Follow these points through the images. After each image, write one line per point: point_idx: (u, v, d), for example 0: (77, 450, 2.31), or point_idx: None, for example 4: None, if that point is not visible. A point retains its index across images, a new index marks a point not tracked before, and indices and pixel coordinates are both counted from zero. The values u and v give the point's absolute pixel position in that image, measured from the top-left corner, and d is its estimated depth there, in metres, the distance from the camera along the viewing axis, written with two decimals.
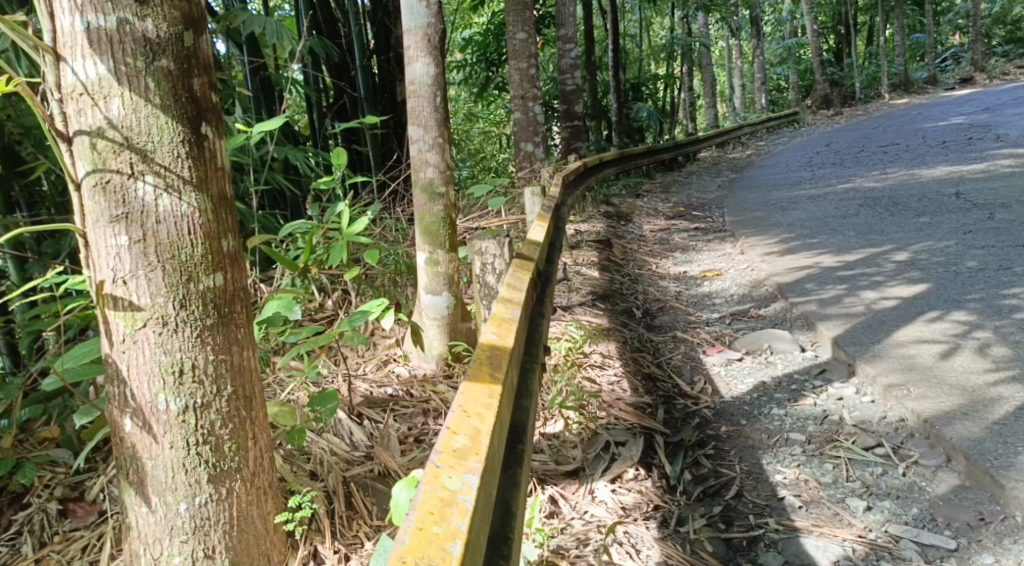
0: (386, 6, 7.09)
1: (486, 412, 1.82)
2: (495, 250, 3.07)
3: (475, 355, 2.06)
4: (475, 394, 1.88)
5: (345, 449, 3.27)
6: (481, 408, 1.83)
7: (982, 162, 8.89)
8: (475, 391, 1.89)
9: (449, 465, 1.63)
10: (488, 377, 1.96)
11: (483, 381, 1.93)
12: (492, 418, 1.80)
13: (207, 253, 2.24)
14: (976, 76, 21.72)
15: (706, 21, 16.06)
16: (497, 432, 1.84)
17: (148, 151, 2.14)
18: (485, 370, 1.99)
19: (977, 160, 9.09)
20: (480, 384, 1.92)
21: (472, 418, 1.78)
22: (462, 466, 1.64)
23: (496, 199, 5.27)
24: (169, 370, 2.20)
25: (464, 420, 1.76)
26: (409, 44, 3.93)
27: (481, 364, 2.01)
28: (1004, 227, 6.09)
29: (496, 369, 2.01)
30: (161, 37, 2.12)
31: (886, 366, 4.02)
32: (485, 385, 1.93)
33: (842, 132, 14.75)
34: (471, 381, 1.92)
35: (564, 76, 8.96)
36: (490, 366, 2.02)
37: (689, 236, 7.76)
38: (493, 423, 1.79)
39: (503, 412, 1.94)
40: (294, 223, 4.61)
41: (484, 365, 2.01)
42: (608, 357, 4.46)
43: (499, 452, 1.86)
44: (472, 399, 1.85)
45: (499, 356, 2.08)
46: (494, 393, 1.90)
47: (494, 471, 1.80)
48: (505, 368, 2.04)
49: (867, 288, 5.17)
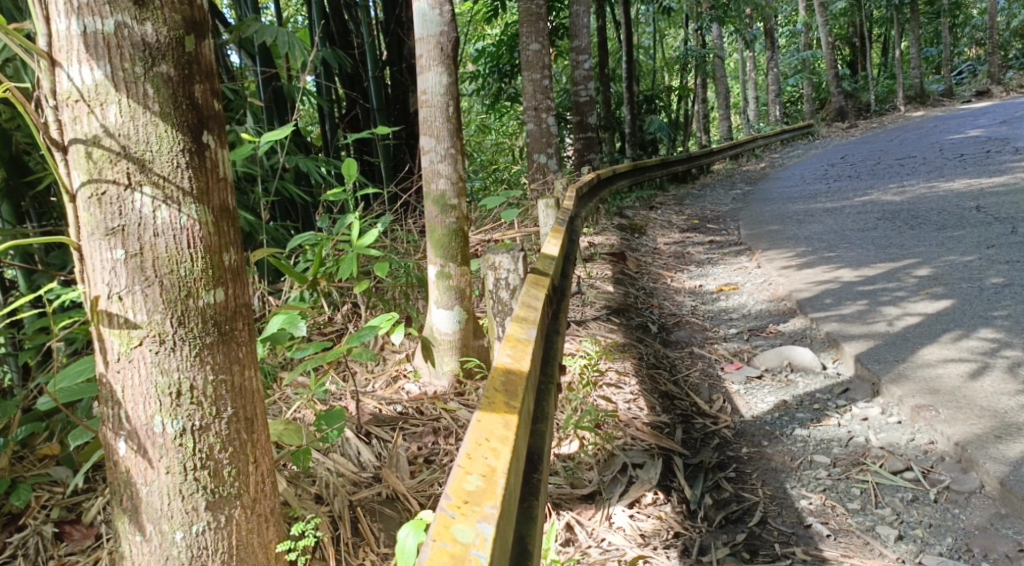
0: (399, 18, 7.01)
1: (502, 448, 1.70)
2: (509, 265, 2.91)
3: (489, 380, 1.94)
4: (490, 427, 1.76)
5: (352, 470, 3.17)
6: (497, 442, 1.71)
7: (1001, 175, 8.72)
8: (490, 423, 1.77)
9: (461, 512, 1.51)
10: (504, 407, 1.84)
11: (498, 411, 1.82)
12: (507, 455, 1.68)
13: (207, 268, 2.13)
14: (992, 89, 21.50)
15: (720, 33, 15.94)
16: (513, 469, 1.72)
17: (146, 159, 2.04)
18: (500, 398, 1.87)
19: (995, 172, 8.94)
20: (495, 414, 1.80)
21: (486, 456, 1.66)
22: (475, 513, 1.52)
23: (509, 211, 5.16)
24: (165, 392, 2.09)
25: (477, 458, 1.64)
26: (421, 53, 3.84)
27: (496, 392, 1.89)
28: None
29: (511, 398, 1.89)
30: (161, 41, 2.03)
31: (913, 385, 3.88)
32: (500, 415, 1.81)
33: (858, 144, 14.60)
34: (486, 412, 1.80)
35: (578, 87, 8.86)
36: (505, 393, 1.90)
37: (704, 249, 7.63)
38: (509, 461, 1.67)
39: (519, 444, 1.82)
40: (303, 235, 4.52)
41: (498, 393, 1.89)
42: (624, 374, 4.33)
43: (515, 490, 1.75)
44: (487, 433, 1.73)
45: (514, 382, 1.97)
46: (510, 425, 1.78)
47: (512, 513, 1.69)
48: (521, 396, 1.92)
49: (888, 303, 5.04)
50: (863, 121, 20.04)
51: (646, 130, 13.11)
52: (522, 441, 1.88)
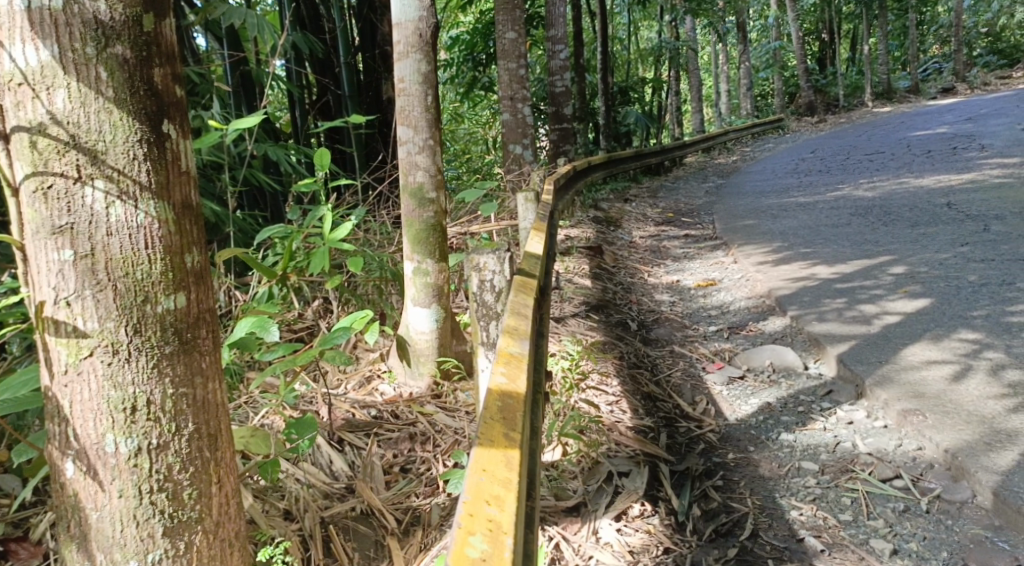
0: (373, 3, 6.80)
1: (506, 496, 1.53)
2: (495, 266, 2.73)
3: (485, 406, 1.79)
4: (491, 468, 1.59)
5: (324, 481, 3.00)
6: (499, 488, 1.54)
7: (970, 172, 8.71)
8: (491, 462, 1.61)
9: None
10: (503, 440, 1.69)
11: (498, 446, 1.66)
12: (512, 505, 1.51)
13: (166, 271, 1.94)
14: (957, 86, 21.66)
15: (694, 25, 15.86)
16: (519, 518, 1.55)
17: (98, 151, 1.85)
18: (498, 430, 1.72)
19: (963, 169, 8.92)
20: (495, 451, 1.64)
21: (490, 508, 1.49)
22: None
23: (487, 205, 4.98)
24: (119, 407, 1.91)
25: (479, 513, 1.47)
26: (399, 39, 3.65)
27: (493, 423, 1.74)
28: (1001, 240, 5.89)
29: (510, 428, 1.74)
30: (116, 20, 1.83)
31: (898, 388, 3.76)
32: (499, 451, 1.65)
33: (828, 138, 14.60)
34: (484, 448, 1.64)
35: (553, 77, 8.68)
36: (503, 423, 1.75)
37: (681, 244, 7.53)
38: (514, 513, 1.50)
39: (521, 483, 1.66)
40: (272, 227, 4.32)
41: (495, 423, 1.74)
42: (605, 375, 4.19)
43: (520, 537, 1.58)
44: (489, 476, 1.57)
45: (511, 408, 1.82)
46: (511, 465, 1.62)
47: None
48: (520, 425, 1.77)
49: (866, 301, 4.95)
50: (832, 116, 20.10)
51: (621, 121, 12.98)
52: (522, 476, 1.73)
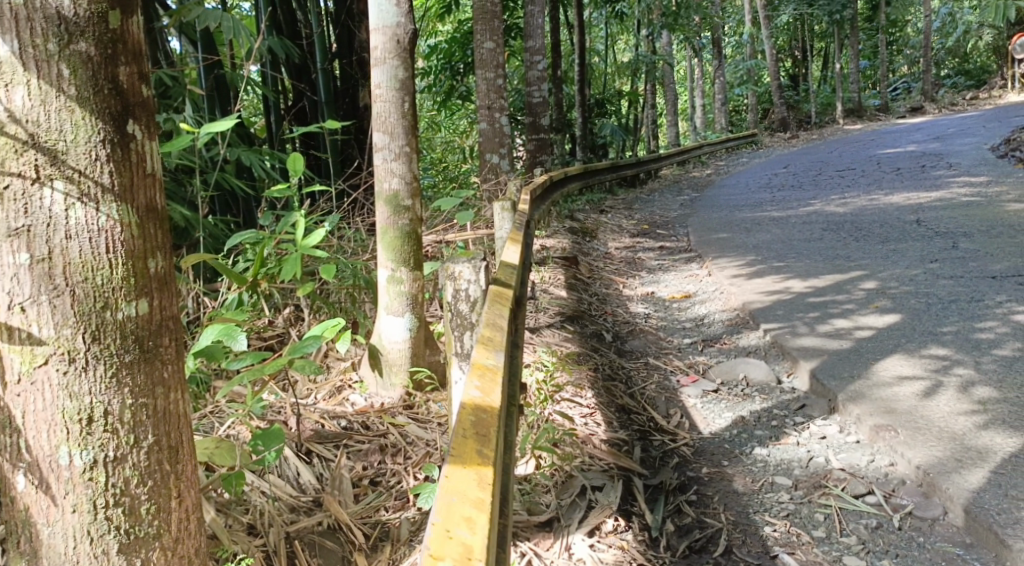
0: (350, 9, 6.75)
1: (478, 517, 1.48)
2: (470, 275, 2.68)
3: (458, 421, 1.75)
4: (462, 487, 1.54)
5: (291, 494, 2.92)
6: (471, 509, 1.49)
7: (938, 190, 8.80)
8: (462, 481, 1.55)
9: None
10: (476, 458, 1.64)
11: (470, 463, 1.61)
12: (484, 526, 1.45)
13: (128, 276, 1.87)
14: (926, 105, 21.97)
15: (669, 40, 15.98)
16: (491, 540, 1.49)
17: (58, 150, 1.78)
18: (471, 446, 1.66)
19: (931, 187, 9.02)
20: (467, 468, 1.59)
21: (460, 530, 1.43)
22: None
23: (463, 214, 4.93)
24: (74, 418, 1.83)
25: (450, 536, 1.41)
26: (376, 44, 3.60)
27: (465, 439, 1.69)
28: (969, 257, 5.93)
29: (483, 445, 1.69)
30: (80, 16, 1.77)
31: (870, 404, 3.75)
32: (472, 469, 1.60)
33: (800, 154, 14.74)
34: (456, 466, 1.59)
35: (531, 88, 8.66)
36: (477, 439, 1.70)
37: (655, 255, 7.53)
38: (486, 534, 1.44)
39: (494, 502, 1.61)
40: (243, 233, 4.24)
41: (468, 440, 1.69)
42: (579, 388, 4.14)
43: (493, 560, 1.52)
44: (460, 496, 1.51)
45: (485, 422, 1.78)
46: (484, 484, 1.57)
47: None
48: (494, 442, 1.72)
49: (838, 316, 4.95)
50: (804, 132, 20.31)
51: (598, 133, 13.00)
52: (496, 494, 1.67)
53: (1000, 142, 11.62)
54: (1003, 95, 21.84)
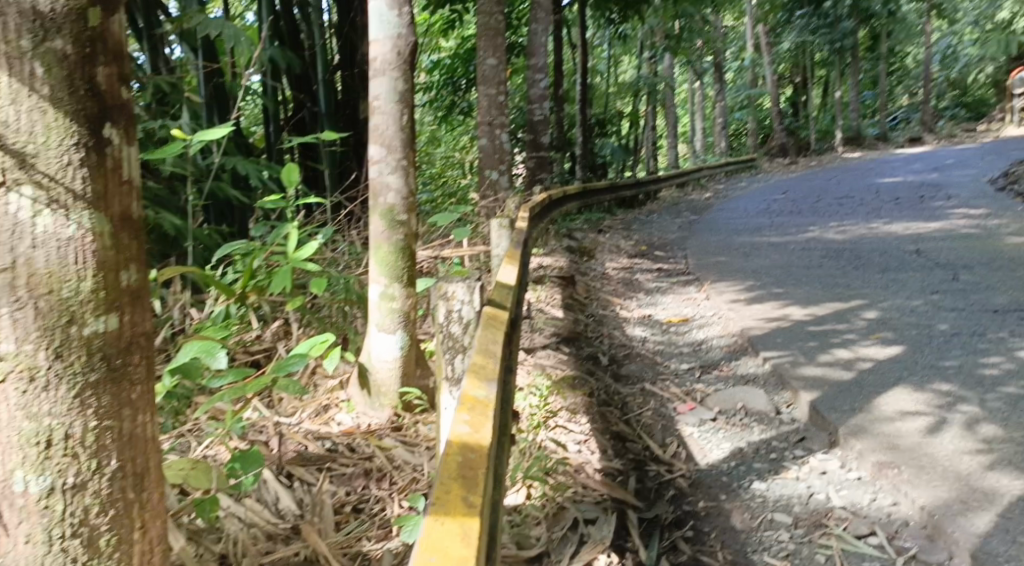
0: (354, 21, 6.68)
1: None
2: (464, 296, 2.57)
3: (443, 463, 1.64)
4: (445, 543, 1.40)
5: (269, 521, 2.80)
6: None
7: (938, 220, 8.72)
8: (445, 535, 1.43)
9: None
10: (461, 507, 1.51)
11: (454, 515, 1.48)
12: None
13: (97, 289, 1.76)
14: (926, 136, 21.98)
15: (671, 63, 15.99)
16: None
17: (27, 153, 1.67)
18: (456, 493, 1.55)
19: (931, 218, 8.94)
20: (451, 520, 1.46)
21: None
22: None
23: (459, 229, 4.82)
24: (32, 441, 1.71)
25: None
26: (376, 56, 3.50)
27: (450, 485, 1.57)
28: (971, 290, 5.83)
29: (470, 491, 1.57)
30: (57, 12, 1.66)
31: (873, 440, 3.63)
32: (456, 520, 1.47)
33: (799, 180, 14.69)
34: (439, 518, 1.47)
35: (532, 105, 8.57)
36: (463, 483, 1.59)
37: (653, 277, 7.43)
38: None
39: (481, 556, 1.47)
40: (233, 244, 4.13)
41: (454, 485, 1.57)
42: (574, 412, 4.03)
43: None
44: (441, 553, 1.38)
45: (472, 463, 1.67)
46: (468, 539, 1.43)
47: None
48: (481, 487, 1.60)
49: (839, 346, 4.83)
50: (804, 159, 20.28)
51: (598, 153, 12.93)
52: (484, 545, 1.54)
53: (1000, 175, 11.56)
54: (1001, 128, 21.93)
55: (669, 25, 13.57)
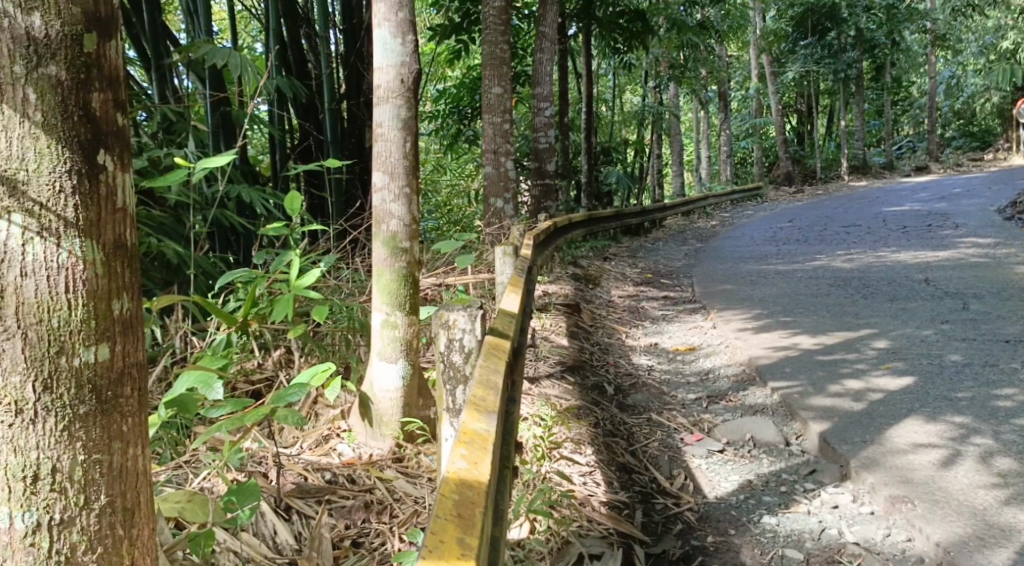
0: (360, 51, 6.71)
1: None
2: (465, 324, 2.51)
3: (438, 502, 1.59)
4: None
5: (267, 556, 2.73)
6: None
7: (947, 249, 8.65)
8: None
9: None
10: (456, 550, 1.47)
11: (449, 558, 1.43)
12: None
13: (88, 319, 1.72)
14: (932, 165, 21.96)
15: (676, 92, 16.05)
16: None
17: (18, 180, 1.65)
18: (451, 534, 1.50)
19: (939, 247, 8.87)
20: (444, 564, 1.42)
21: None
22: None
23: (463, 257, 4.77)
24: (18, 475, 1.68)
25: None
26: (380, 83, 3.49)
27: (445, 525, 1.53)
28: (982, 320, 5.75)
29: (465, 531, 1.52)
30: (51, 37, 1.65)
31: (885, 473, 3.55)
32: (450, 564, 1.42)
33: (805, 208, 14.66)
34: (432, 562, 1.42)
35: (537, 133, 8.55)
36: (458, 523, 1.54)
37: (659, 305, 7.37)
38: None
39: None
40: (235, 271, 4.09)
41: (450, 525, 1.52)
42: (579, 443, 3.96)
43: None
44: None
45: (469, 501, 1.62)
46: None
47: None
48: (478, 527, 1.55)
49: (849, 376, 4.76)
50: (810, 187, 20.25)
51: (603, 181, 12.93)
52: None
53: (1008, 204, 11.51)
54: (1008, 157, 21.89)
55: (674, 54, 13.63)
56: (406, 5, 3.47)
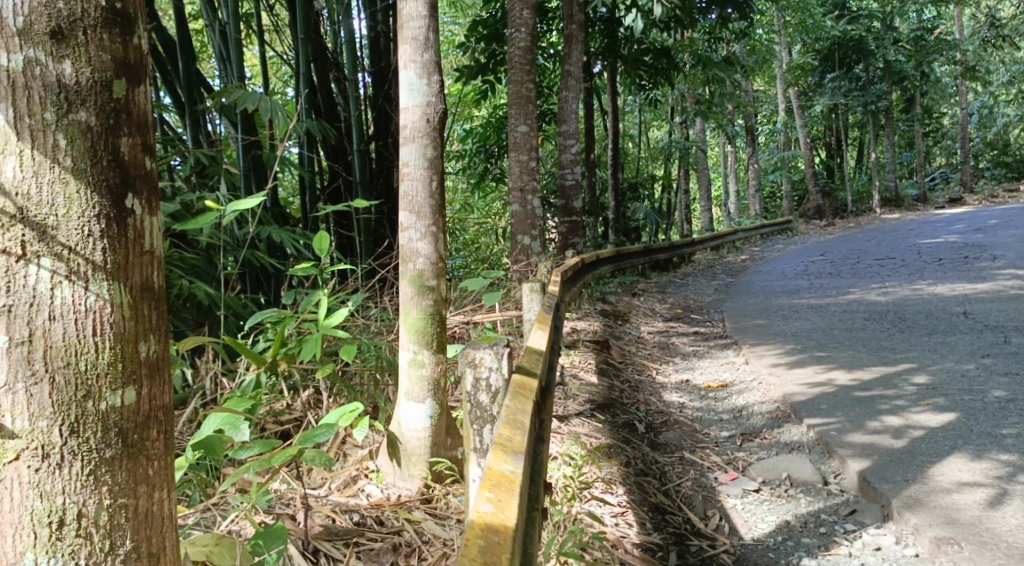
0: (388, 94, 6.80)
1: None
2: (491, 362, 2.48)
3: (464, 547, 1.58)
4: None
5: None
6: None
7: (985, 281, 8.48)
8: None
9: None
10: None
11: None
12: None
13: (115, 362, 1.73)
14: (967, 197, 21.65)
15: (703, 127, 16.03)
16: None
17: (48, 225, 1.67)
18: None
19: (977, 279, 8.70)
20: None
21: None
22: None
23: (491, 295, 4.75)
24: (44, 521, 1.67)
25: None
26: (406, 123, 3.52)
27: None
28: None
29: None
30: (82, 84, 1.68)
31: (929, 513, 3.44)
32: None
33: (837, 242, 14.49)
34: None
35: (564, 171, 8.55)
36: None
37: (690, 341, 7.28)
38: None
39: None
40: (264, 312, 4.10)
41: None
42: (610, 483, 3.89)
43: None
44: None
45: (496, 546, 1.60)
46: None
47: None
48: None
49: (888, 413, 4.64)
50: (841, 220, 20.04)
51: (631, 216, 12.90)
52: None
53: None
54: None
55: (700, 90, 13.64)
56: (432, 46, 3.53)
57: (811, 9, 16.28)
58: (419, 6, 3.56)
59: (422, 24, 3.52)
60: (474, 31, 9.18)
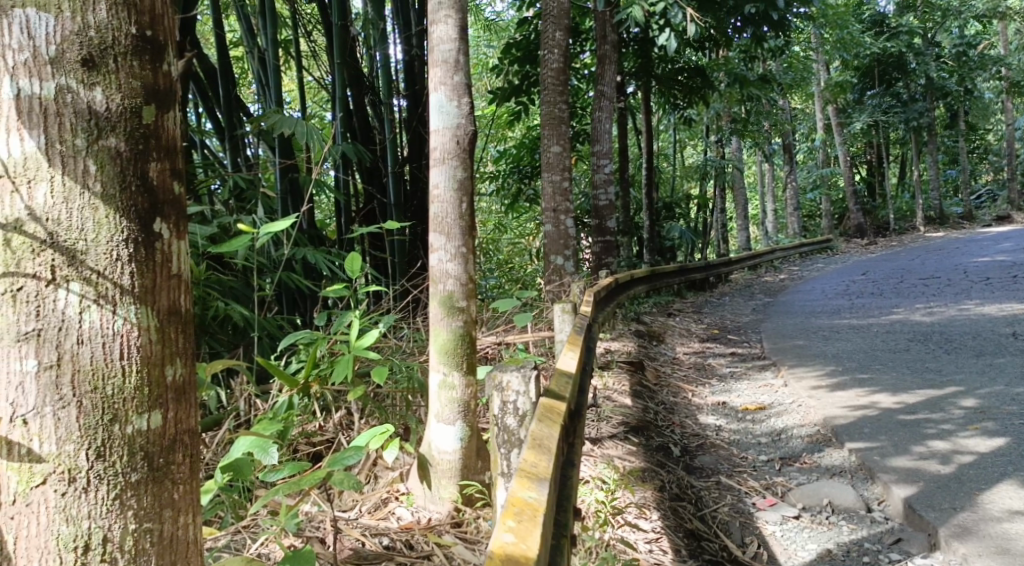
0: (422, 116, 6.86)
1: None
2: (519, 386, 2.46)
3: None
4: None
5: None
6: None
7: None
8: None
9: None
10: None
11: None
12: None
13: (141, 386, 1.74)
14: (1015, 214, 21.12)
15: (739, 145, 15.89)
16: None
17: (77, 250, 1.69)
18: None
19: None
20: None
21: None
22: None
23: (523, 316, 4.72)
24: (71, 545, 1.69)
25: None
26: (436, 146, 3.53)
27: None
28: None
29: None
30: (113, 110, 1.70)
31: (979, 543, 3.33)
32: None
33: (880, 261, 14.23)
34: None
35: (597, 191, 8.49)
36: None
37: (727, 362, 7.17)
38: None
39: None
40: (297, 334, 4.11)
41: None
42: (644, 508, 3.83)
43: None
44: None
45: None
46: None
47: None
48: None
49: (934, 437, 4.50)
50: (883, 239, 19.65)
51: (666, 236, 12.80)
52: None
53: None
54: None
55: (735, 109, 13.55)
56: (462, 69, 3.54)
57: (849, 27, 16.11)
58: (449, 29, 3.58)
59: (452, 47, 3.54)
60: (508, 53, 9.27)
